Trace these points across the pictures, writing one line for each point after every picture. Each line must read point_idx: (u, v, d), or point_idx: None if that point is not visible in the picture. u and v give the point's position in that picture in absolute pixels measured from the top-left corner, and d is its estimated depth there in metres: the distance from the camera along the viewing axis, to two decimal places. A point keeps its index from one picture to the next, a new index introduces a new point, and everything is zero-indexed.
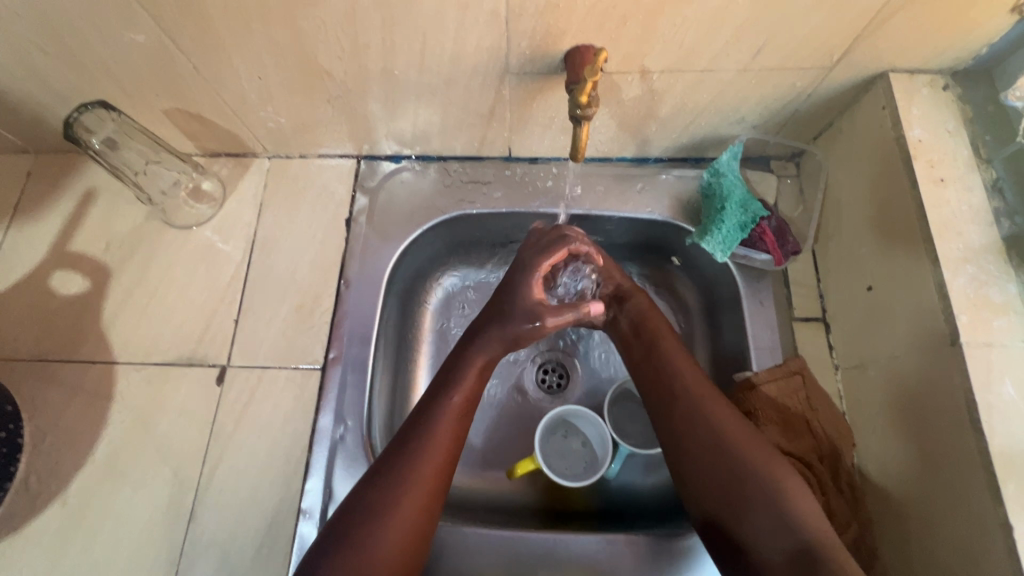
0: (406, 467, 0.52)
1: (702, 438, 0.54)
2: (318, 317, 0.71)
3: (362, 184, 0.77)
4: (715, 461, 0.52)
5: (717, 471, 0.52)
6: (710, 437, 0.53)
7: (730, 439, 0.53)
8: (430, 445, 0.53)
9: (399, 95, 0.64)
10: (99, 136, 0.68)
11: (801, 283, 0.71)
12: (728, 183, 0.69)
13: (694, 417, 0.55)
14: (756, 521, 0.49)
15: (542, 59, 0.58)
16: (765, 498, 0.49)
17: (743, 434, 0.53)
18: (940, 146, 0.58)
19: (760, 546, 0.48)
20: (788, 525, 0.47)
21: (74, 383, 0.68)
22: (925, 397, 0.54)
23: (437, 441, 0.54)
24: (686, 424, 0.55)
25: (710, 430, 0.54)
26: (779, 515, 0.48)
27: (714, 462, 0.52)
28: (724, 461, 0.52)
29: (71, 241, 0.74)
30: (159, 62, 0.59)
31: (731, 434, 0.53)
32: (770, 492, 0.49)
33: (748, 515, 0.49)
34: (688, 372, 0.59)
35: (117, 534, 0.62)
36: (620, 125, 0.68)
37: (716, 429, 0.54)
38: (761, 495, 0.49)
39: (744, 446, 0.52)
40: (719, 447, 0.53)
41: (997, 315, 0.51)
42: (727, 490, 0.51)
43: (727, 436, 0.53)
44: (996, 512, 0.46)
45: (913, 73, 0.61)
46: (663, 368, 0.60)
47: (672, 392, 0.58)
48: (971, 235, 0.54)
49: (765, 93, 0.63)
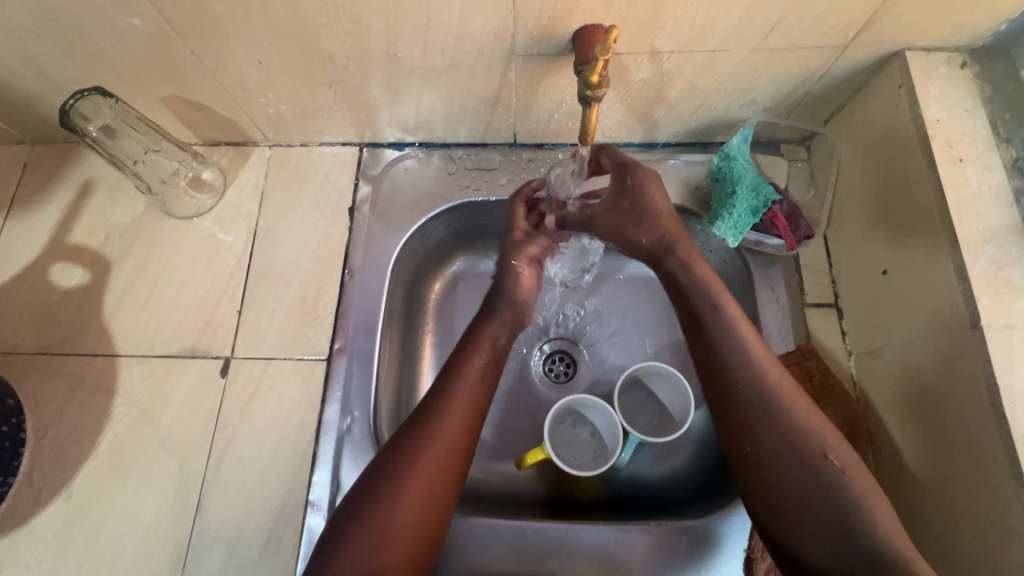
0: (426, 440, 0.52)
1: (762, 432, 0.50)
2: (323, 307, 0.70)
3: (365, 172, 0.76)
4: (776, 474, 0.49)
5: (790, 457, 0.49)
6: (771, 432, 0.50)
7: (798, 436, 0.49)
8: (431, 456, 0.52)
9: (402, 80, 0.63)
10: (97, 123, 0.66)
11: (813, 269, 0.70)
12: (738, 167, 0.68)
13: (754, 401, 0.51)
14: (808, 535, 0.47)
15: (551, 39, 0.56)
16: (823, 488, 0.47)
17: (812, 440, 0.49)
18: (958, 126, 0.57)
19: (804, 542, 0.47)
20: (846, 530, 0.45)
21: (75, 377, 0.67)
22: (947, 408, 0.53)
23: (454, 411, 0.55)
24: (742, 424, 0.51)
25: (770, 425, 0.50)
26: (837, 510, 0.46)
27: (773, 478, 0.49)
28: (786, 474, 0.48)
29: (70, 233, 0.72)
30: (156, 46, 0.58)
31: (788, 436, 0.49)
32: (836, 498, 0.47)
33: (805, 511, 0.47)
34: (750, 353, 0.53)
35: (123, 528, 0.61)
36: (628, 108, 0.67)
37: (773, 435, 0.50)
38: (822, 490, 0.47)
39: (809, 452, 0.48)
40: (775, 435, 0.50)
41: (1019, 297, 0.50)
42: (786, 491, 0.48)
43: (783, 444, 0.49)
44: (1018, 497, 0.46)
45: (930, 51, 0.59)
46: (717, 364, 0.54)
47: (727, 393, 0.53)
48: (991, 216, 0.53)
49: (778, 74, 0.61)
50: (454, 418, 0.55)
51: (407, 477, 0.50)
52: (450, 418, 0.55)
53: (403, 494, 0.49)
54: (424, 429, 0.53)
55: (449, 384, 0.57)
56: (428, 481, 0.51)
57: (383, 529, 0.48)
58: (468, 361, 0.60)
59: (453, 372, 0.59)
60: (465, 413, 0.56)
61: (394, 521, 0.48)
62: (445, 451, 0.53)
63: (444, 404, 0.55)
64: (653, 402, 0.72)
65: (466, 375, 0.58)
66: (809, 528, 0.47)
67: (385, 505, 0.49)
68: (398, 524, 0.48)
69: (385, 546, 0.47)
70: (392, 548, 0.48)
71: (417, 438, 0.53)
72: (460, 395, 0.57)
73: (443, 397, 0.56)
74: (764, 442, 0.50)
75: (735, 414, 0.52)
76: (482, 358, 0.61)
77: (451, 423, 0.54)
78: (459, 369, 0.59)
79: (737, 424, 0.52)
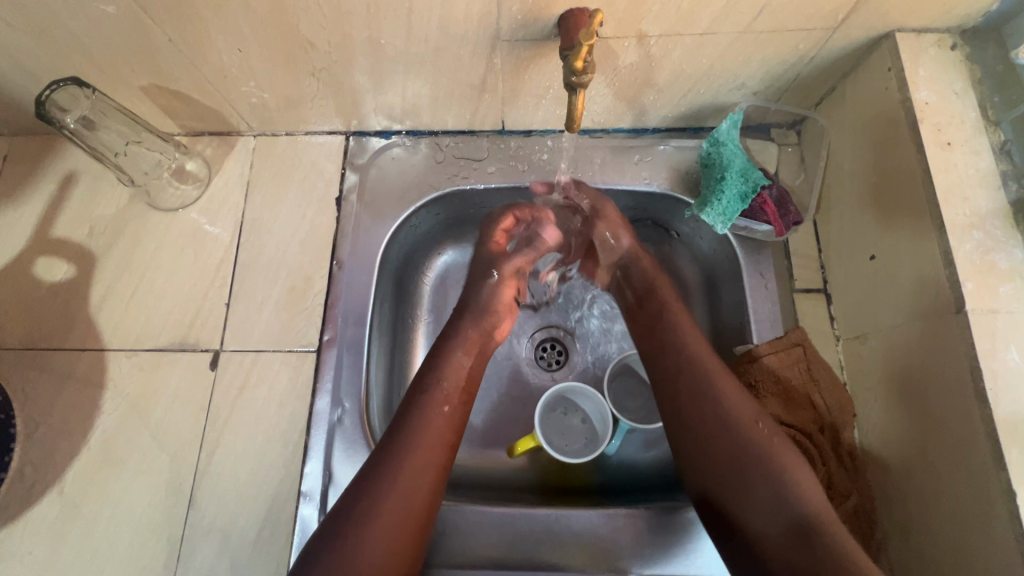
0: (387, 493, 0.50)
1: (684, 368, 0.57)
2: (312, 299, 0.69)
3: (352, 161, 0.75)
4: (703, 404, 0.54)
5: (709, 392, 0.54)
6: (691, 364, 0.57)
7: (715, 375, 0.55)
8: (388, 512, 0.49)
9: (386, 66, 0.62)
10: (74, 114, 0.65)
11: (802, 254, 0.70)
12: (728, 153, 0.67)
13: (675, 344, 0.59)
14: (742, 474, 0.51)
15: (535, 24, 0.55)
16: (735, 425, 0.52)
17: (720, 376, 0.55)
18: (947, 109, 0.56)
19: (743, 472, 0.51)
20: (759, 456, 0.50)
21: (64, 371, 0.66)
22: (929, 398, 0.54)
23: (421, 458, 0.52)
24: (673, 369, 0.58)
25: (688, 359, 0.57)
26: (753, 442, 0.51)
27: (707, 401, 0.54)
28: (713, 403, 0.54)
29: (53, 226, 0.72)
30: (132, 33, 0.56)
31: (711, 380, 0.55)
32: (748, 433, 0.52)
33: (728, 437, 0.52)
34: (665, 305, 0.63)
35: (116, 521, 0.62)
36: (617, 94, 0.66)
37: (703, 371, 0.56)
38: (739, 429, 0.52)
39: (727, 390, 0.54)
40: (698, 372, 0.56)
41: (1004, 281, 0.50)
42: (715, 422, 0.53)
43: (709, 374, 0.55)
44: (998, 477, 0.46)
45: (920, 32, 0.59)
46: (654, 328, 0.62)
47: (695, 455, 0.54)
48: (978, 200, 0.53)
49: (768, 57, 0.60)
50: (419, 467, 0.52)
51: (361, 538, 0.47)
52: (407, 477, 0.51)
53: (359, 549, 0.47)
54: (386, 480, 0.50)
55: (413, 428, 0.54)
56: (386, 540, 0.48)
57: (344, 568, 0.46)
58: (437, 395, 0.57)
59: (419, 411, 0.55)
60: (431, 460, 0.53)
61: None
62: (409, 502, 0.50)
63: (409, 448, 0.52)
64: (644, 388, 0.72)
65: (434, 420, 0.55)
66: (743, 456, 0.51)
67: (346, 544, 0.47)
68: None
69: None
70: None
71: (378, 489, 0.50)
72: (429, 447, 0.53)
73: (406, 444, 0.52)
74: (688, 383, 0.56)
75: (708, 466, 0.53)
76: (444, 402, 0.57)
77: (414, 473, 0.51)
78: (425, 409, 0.55)
79: (669, 368, 0.58)
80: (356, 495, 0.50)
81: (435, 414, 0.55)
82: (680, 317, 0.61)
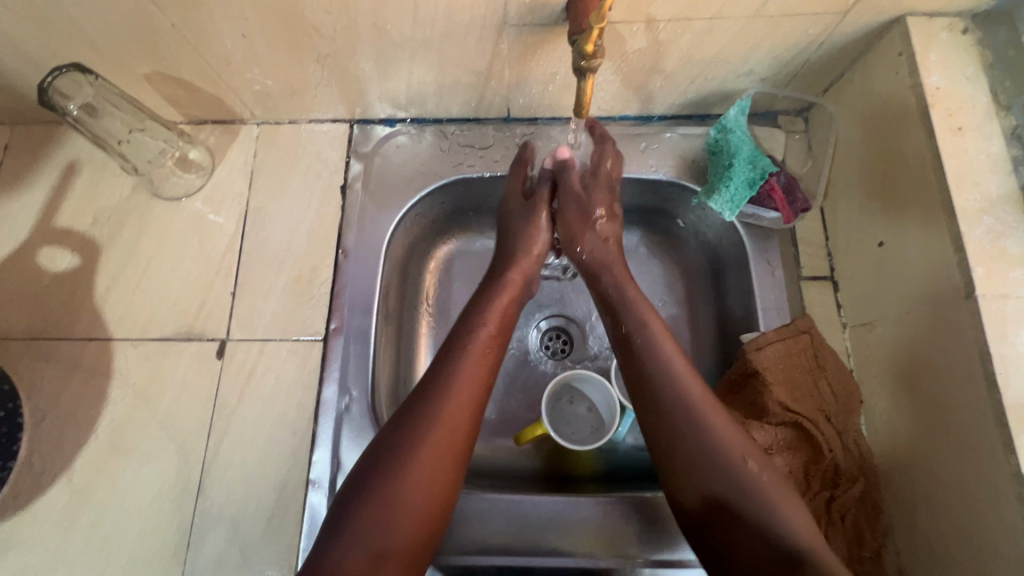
0: (427, 423, 0.52)
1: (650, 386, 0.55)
2: (318, 288, 0.69)
3: (356, 149, 0.74)
4: (671, 423, 0.53)
5: (679, 410, 0.53)
6: (656, 385, 0.55)
7: (679, 395, 0.54)
8: (428, 443, 0.51)
9: (391, 52, 0.61)
10: (77, 101, 0.63)
11: (809, 242, 0.70)
12: (736, 140, 0.66)
13: (641, 357, 0.57)
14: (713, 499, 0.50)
15: (543, 8, 0.54)
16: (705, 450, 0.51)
17: (686, 395, 0.54)
18: (958, 93, 0.56)
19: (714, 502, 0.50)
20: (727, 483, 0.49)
21: (70, 360, 0.66)
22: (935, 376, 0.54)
23: (461, 389, 0.55)
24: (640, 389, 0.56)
25: (656, 372, 0.56)
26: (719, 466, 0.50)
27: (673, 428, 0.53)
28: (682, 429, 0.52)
29: (57, 215, 0.71)
30: (135, 20, 0.56)
31: (676, 399, 0.54)
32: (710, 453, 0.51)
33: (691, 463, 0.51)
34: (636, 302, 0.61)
35: (125, 509, 0.62)
36: (624, 80, 0.65)
37: (671, 393, 0.54)
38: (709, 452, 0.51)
39: (693, 408, 0.53)
40: (660, 392, 0.54)
41: (1014, 267, 0.50)
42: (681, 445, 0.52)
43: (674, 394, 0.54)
44: (1007, 461, 0.46)
45: (931, 16, 0.58)
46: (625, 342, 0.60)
47: (692, 490, 0.51)
48: (989, 185, 0.53)
49: (777, 42, 0.60)
50: (461, 397, 0.54)
51: (399, 472, 0.49)
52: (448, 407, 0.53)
53: (401, 476, 0.49)
54: (427, 413, 0.53)
55: (454, 364, 0.56)
56: (430, 467, 0.50)
57: (385, 494, 0.48)
58: (474, 332, 0.59)
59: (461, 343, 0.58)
60: (472, 390, 0.55)
61: (398, 512, 0.48)
62: (450, 431, 0.52)
63: (448, 384, 0.55)
64: None
65: (472, 354, 0.57)
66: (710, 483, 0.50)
67: (387, 479, 0.49)
68: (397, 518, 0.48)
69: (386, 534, 0.47)
70: (395, 539, 0.48)
71: (418, 422, 0.52)
72: (465, 385, 0.55)
73: (446, 381, 0.55)
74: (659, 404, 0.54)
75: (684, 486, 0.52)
76: (487, 334, 0.60)
77: (455, 404, 0.53)
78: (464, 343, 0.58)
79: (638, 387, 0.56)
80: (399, 426, 0.52)
81: (472, 351, 0.58)
82: (655, 330, 0.58)
